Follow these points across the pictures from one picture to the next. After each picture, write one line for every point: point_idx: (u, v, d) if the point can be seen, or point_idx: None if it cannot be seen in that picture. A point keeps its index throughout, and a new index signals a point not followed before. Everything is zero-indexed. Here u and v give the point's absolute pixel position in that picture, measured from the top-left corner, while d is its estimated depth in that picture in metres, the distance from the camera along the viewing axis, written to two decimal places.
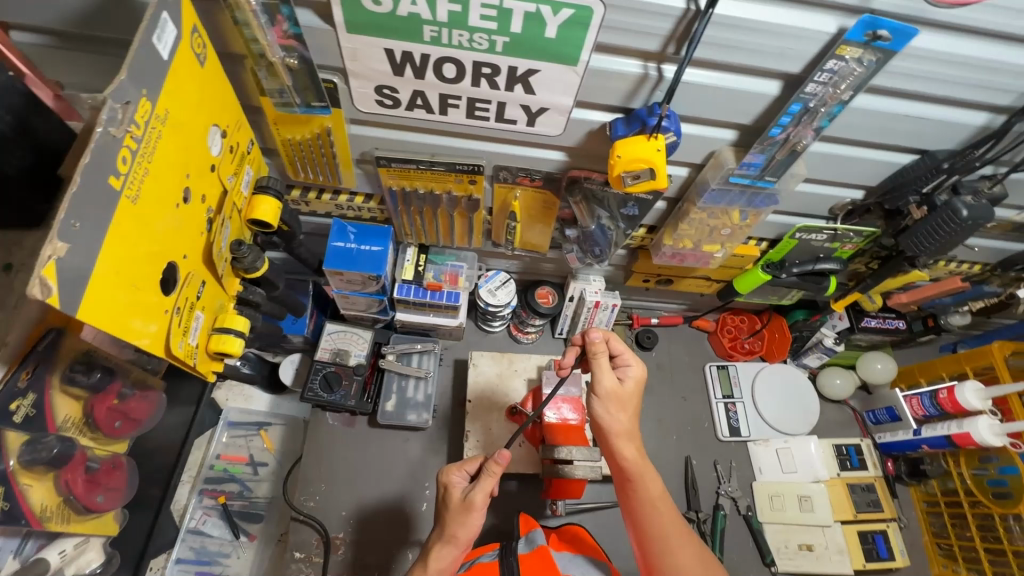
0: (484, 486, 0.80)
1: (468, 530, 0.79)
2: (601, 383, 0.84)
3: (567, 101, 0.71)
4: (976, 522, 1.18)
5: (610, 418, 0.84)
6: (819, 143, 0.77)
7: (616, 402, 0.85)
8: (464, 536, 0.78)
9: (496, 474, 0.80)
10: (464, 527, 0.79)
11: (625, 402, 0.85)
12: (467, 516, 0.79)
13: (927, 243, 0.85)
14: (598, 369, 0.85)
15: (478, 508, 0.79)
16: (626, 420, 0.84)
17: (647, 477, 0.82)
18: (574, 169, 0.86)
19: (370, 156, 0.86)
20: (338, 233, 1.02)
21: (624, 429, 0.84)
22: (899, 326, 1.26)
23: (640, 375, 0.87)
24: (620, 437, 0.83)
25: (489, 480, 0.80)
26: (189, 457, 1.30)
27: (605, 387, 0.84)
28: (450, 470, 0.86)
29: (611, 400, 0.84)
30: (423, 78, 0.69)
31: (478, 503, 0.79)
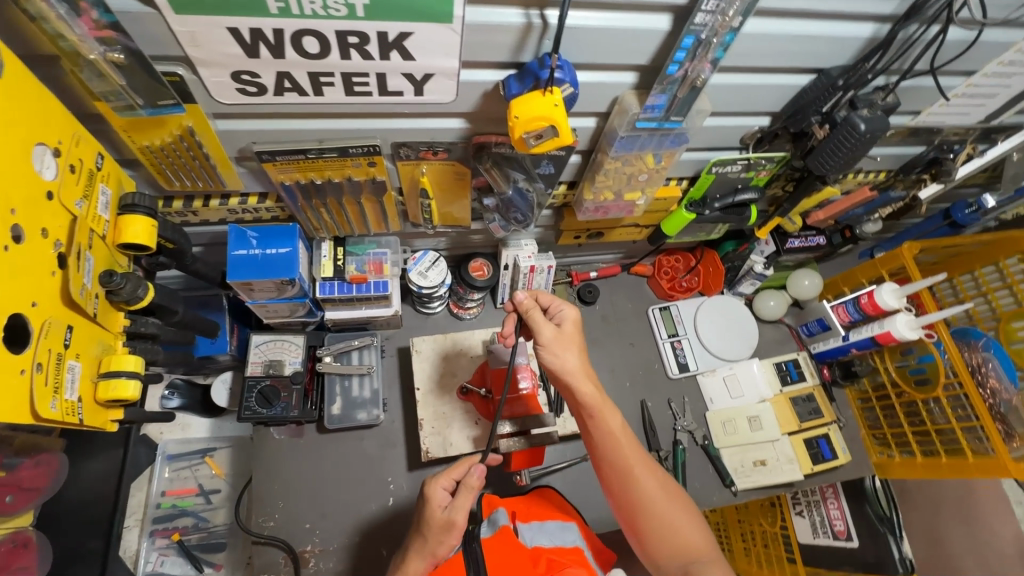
0: (465, 506, 0.85)
1: (445, 546, 0.85)
2: (542, 334, 0.83)
3: (452, 63, 0.65)
4: (903, 410, 1.28)
5: (561, 361, 0.83)
6: (719, 75, 0.75)
7: (563, 349, 0.83)
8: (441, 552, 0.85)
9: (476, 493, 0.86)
10: (443, 546, 0.85)
11: (569, 345, 0.84)
12: (447, 535, 0.85)
13: (832, 161, 0.86)
14: (536, 321, 0.84)
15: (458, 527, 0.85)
16: (578, 362, 0.83)
17: (606, 412, 0.83)
18: (478, 134, 0.80)
19: (250, 152, 0.77)
20: (237, 239, 0.92)
21: (577, 369, 0.83)
22: (820, 242, 1.29)
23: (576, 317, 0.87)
24: (575, 378, 0.82)
25: (467, 498, 0.86)
26: (131, 500, 1.22)
27: (546, 337, 0.83)
28: (434, 484, 0.88)
29: (558, 347, 0.83)
30: (284, 57, 0.61)
31: (459, 521, 0.85)
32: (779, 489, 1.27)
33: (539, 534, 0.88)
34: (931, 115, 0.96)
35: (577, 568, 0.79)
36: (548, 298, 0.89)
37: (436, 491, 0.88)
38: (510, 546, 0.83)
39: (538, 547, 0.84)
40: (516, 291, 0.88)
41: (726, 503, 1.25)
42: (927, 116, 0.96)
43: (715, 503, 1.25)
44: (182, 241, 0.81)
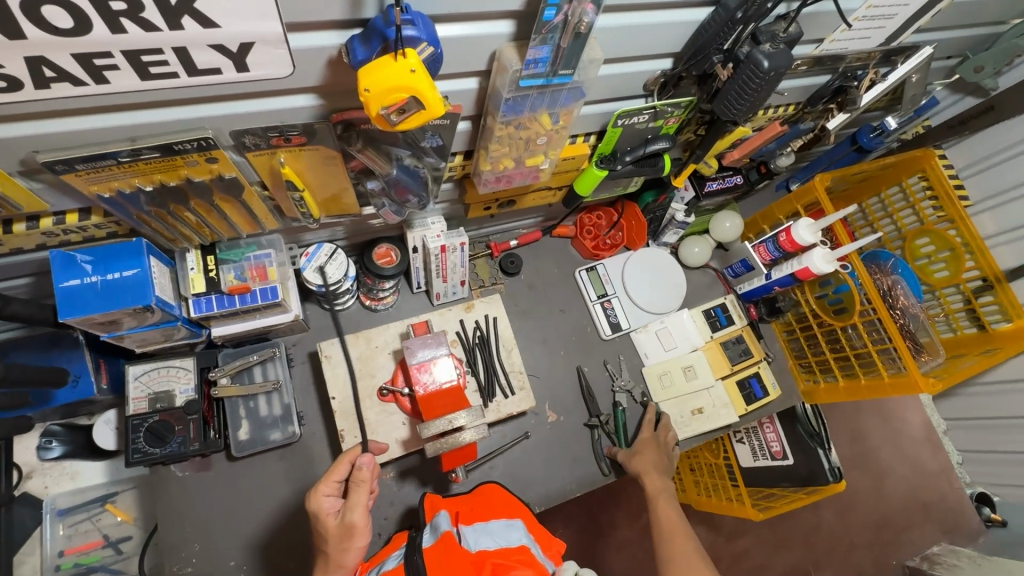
0: (359, 503, 0.78)
1: (354, 552, 0.78)
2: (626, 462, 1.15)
3: (271, 27, 0.51)
4: (824, 337, 1.32)
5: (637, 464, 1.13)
6: (607, 16, 0.65)
7: (643, 455, 1.14)
8: (350, 561, 0.78)
9: (366, 485, 0.80)
10: (349, 553, 0.77)
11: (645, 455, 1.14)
12: (349, 540, 0.78)
13: (739, 104, 0.80)
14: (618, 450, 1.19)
15: (360, 527, 0.78)
16: (649, 461, 1.12)
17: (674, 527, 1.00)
18: (338, 111, 0.67)
19: (38, 163, 0.60)
20: (65, 267, 0.75)
21: (651, 474, 1.10)
22: (737, 181, 1.28)
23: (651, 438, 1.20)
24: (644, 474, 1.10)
25: (360, 495, 0.79)
26: (24, 566, 1.08)
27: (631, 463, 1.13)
28: (319, 494, 0.80)
29: (639, 458, 1.13)
30: (23, 36, 0.45)
31: (359, 522, 0.78)
32: (717, 433, 1.29)
33: (483, 537, 0.81)
34: (834, 42, 0.91)
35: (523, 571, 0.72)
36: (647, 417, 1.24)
37: (322, 498, 0.80)
38: (452, 552, 0.76)
39: (483, 550, 0.77)
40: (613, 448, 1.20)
41: None
42: (831, 44, 0.91)
43: None
44: None
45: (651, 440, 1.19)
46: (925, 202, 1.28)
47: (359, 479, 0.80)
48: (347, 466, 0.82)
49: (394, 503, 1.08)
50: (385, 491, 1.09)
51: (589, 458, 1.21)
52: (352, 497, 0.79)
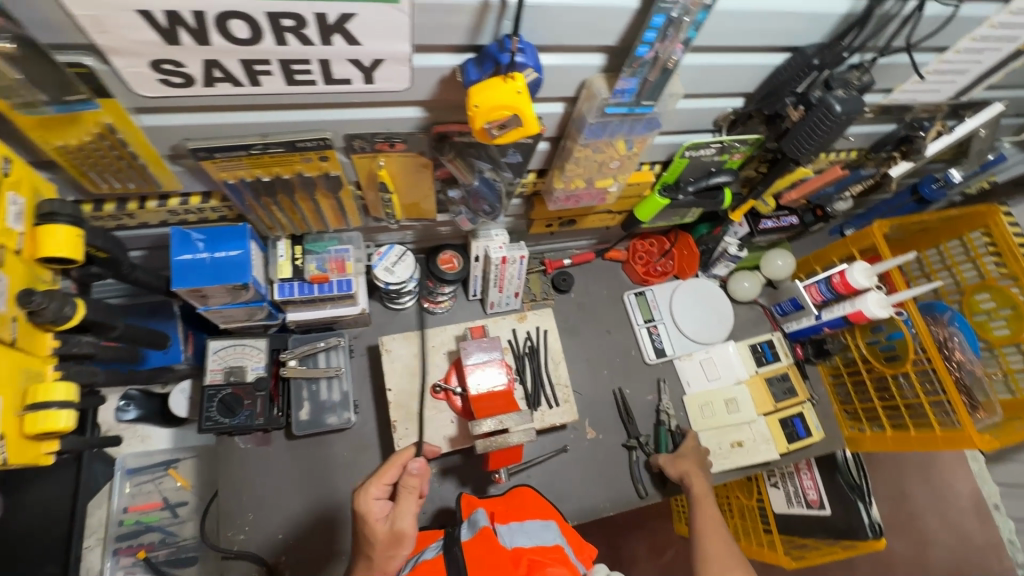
0: (408, 511, 0.82)
1: (399, 556, 0.82)
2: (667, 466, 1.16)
3: (403, 48, 0.58)
4: (873, 385, 1.31)
5: (679, 466, 1.14)
6: (692, 56, 0.71)
7: (686, 458, 1.16)
8: (394, 566, 0.82)
9: (415, 492, 0.84)
10: (394, 558, 0.82)
11: (687, 459, 1.15)
12: (396, 548, 0.82)
13: (807, 144, 0.84)
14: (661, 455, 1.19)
15: (407, 536, 0.82)
16: (693, 465, 1.14)
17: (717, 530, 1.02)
18: (438, 124, 0.75)
19: (185, 150, 0.70)
20: (181, 243, 0.85)
21: (695, 475, 1.12)
22: (792, 222, 1.30)
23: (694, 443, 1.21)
24: (688, 476, 1.11)
25: (410, 502, 0.83)
26: (90, 519, 1.14)
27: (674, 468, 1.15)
28: (369, 496, 0.83)
29: (682, 461, 1.15)
30: (209, 43, 0.54)
31: (407, 531, 0.81)
32: (755, 469, 1.28)
33: (519, 536, 0.84)
34: (904, 92, 0.94)
35: (557, 569, 0.74)
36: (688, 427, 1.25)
37: (373, 498, 0.84)
38: (491, 546, 0.78)
39: (519, 547, 0.79)
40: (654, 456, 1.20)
41: None
42: (900, 94, 0.94)
43: None
44: (116, 250, 0.74)
45: (695, 446, 1.20)
46: (987, 257, 1.26)
47: (409, 487, 0.83)
48: (398, 471, 0.86)
49: (433, 499, 1.12)
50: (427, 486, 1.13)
51: (625, 479, 1.22)
52: (401, 505, 0.83)
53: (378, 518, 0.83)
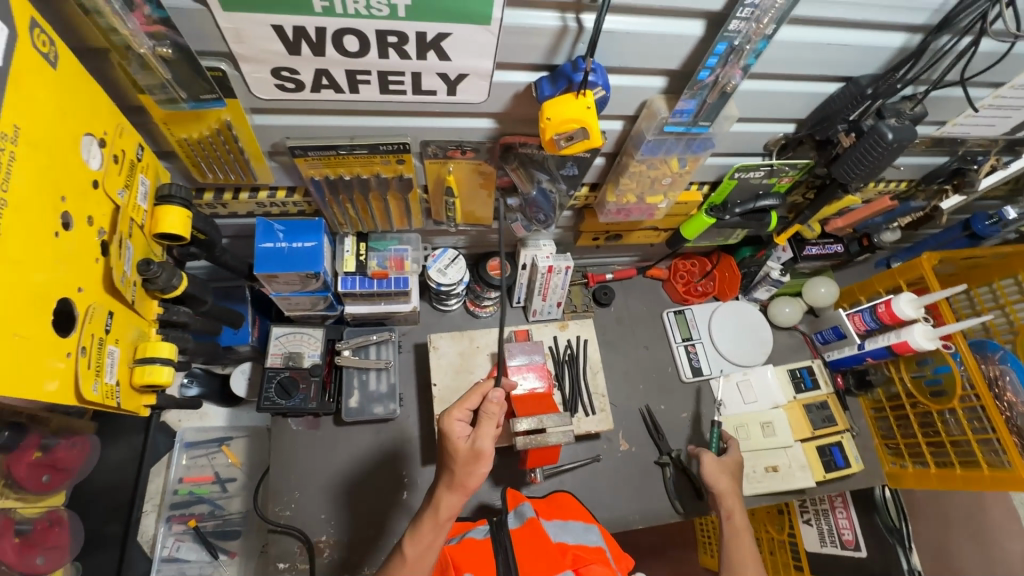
0: (489, 433, 0.81)
1: (477, 476, 0.81)
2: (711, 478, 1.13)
3: (487, 64, 0.65)
4: (917, 420, 1.27)
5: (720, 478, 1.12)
6: (748, 81, 0.76)
7: (728, 479, 1.13)
8: (474, 482, 0.81)
9: (495, 417, 0.82)
10: (473, 476, 0.80)
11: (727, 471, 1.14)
12: (475, 465, 0.81)
13: (857, 169, 0.86)
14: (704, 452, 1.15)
15: (486, 456, 0.81)
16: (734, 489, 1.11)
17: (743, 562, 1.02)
18: (507, 135, 0.81)
19: (283, 147, 0.78)
20: (264, 233, 0.93)
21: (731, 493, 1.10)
22: (837, 250, 1.30)
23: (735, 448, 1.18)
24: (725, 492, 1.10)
25: (490, 426, 0.82)
26: (149, 485, 1.23)
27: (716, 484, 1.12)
28: (450, 418, 0.83)
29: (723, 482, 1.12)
30: (323, 55, 0.62)
31: (487, 450, 0.80)
32: (790, 496, 1.27)
33: (562, 531, 0.88)
34: (956, 126, 0.96)
35: (600, 566, 0.79)
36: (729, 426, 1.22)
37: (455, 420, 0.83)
38: (538, 537, 0.82)
39: (563, 542, 0.84)
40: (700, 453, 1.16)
41: None
42: (953, 127, 0.96)
43: None
44: (213, 233, 0.82)
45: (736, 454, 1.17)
46: None
47: (489, 411, 0.82)
48: (477, 398, 0.86)
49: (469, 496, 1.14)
50: None
51: (656, 493, 1.23)
52: (482, 430, 0.82)
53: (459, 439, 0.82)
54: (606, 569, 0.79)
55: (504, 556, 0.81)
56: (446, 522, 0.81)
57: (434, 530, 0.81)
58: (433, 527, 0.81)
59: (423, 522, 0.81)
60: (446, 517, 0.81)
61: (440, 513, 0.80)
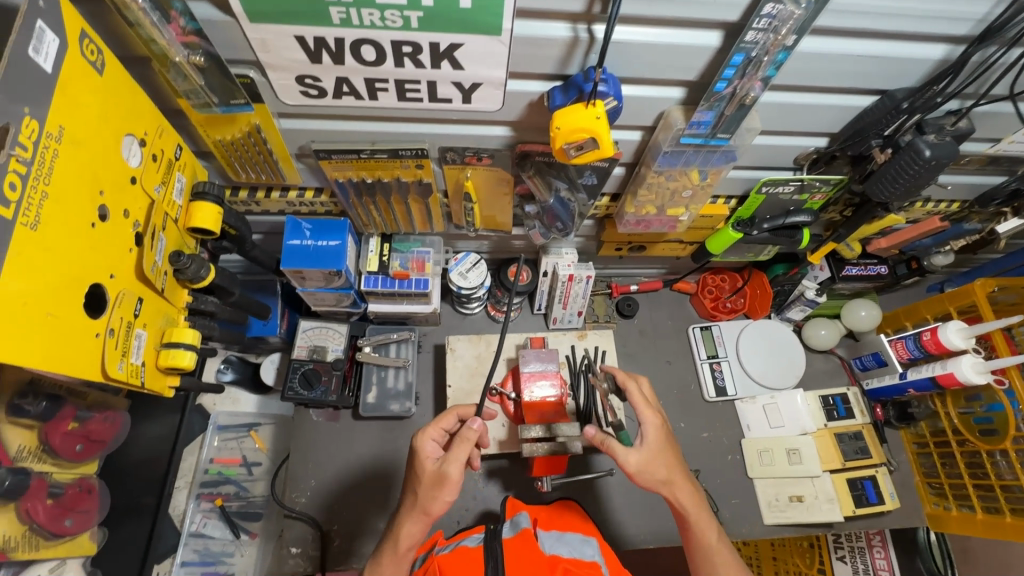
0: (457, 458, 0.81)
1: (441, 501, 0.83)
2: (629, 461, 0.88)
3: (500, 73, 0.67)
4: (964, 460, 1.17)
5: (652, 475, 0.89)
6: (772, 93, 0.73)
7: (657, 462, 0.88)
8: (435, 509, 0.83)
9: (467, 444, 0.82)
10: (436, 502, 0.82)
11: (659, 461, 0.89)
12: (439, 490, 0.82)
13: (893, 188, 0.83)
14: (619, 451, 0.88)
15: (451, 482, 0.81)
16: (668, 465, 0.89)
17: (704, 528, 0.90)
18: (523, 143, 0.82)
19: (309, 150, 0.82)
20: (293, 230, 0.98)
21: (676, 481, 0.90)
22: (881, 271, 1.24)
23: (659, 428, 0.90)
24: (668, 491, 0.90)
25: (461, 450, 0.82)
26: (184, 462, 1.31)
27: (634, 463, 0.88)
28: (423, 438, 0.87)
29: (653, 464, 0.88)
30: (343, 63, 0.65)
31: (452, 475, 0.81)
32: (816, 530, 1.20)
33: (558, 544, 0.85)
34: (1013, 143, 0.89)
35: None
36: (638, 400, 0.92)
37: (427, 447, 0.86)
38: (528, 549, 0.81)
39: (556, 555, 0.81)
40: (583, 430, 0.88)
41: (757, 536, 1.19)
42: (1009, 144, 0.89)
43: (744, 535, 1.19)
44: (244, 229, 0.88)
45: (663, 431, 0.90)
46: None
47: (465, 436, 0.82)
48: (455, 418, 0.94)
49: (476, 499, 1.14)
50: (471, 485, 1.15)
51: None
52: (451, 457, 0.82)
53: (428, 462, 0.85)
54: None
55: (493, 564, 0.79)
56: (407, 551, 0.84)
57: (396, 560, 0.84)
58: (393, 554, 0.84)
59: (388, 550, 0.85)
60: (405, 547, 0.84)
61: (400, 541, 0.84)
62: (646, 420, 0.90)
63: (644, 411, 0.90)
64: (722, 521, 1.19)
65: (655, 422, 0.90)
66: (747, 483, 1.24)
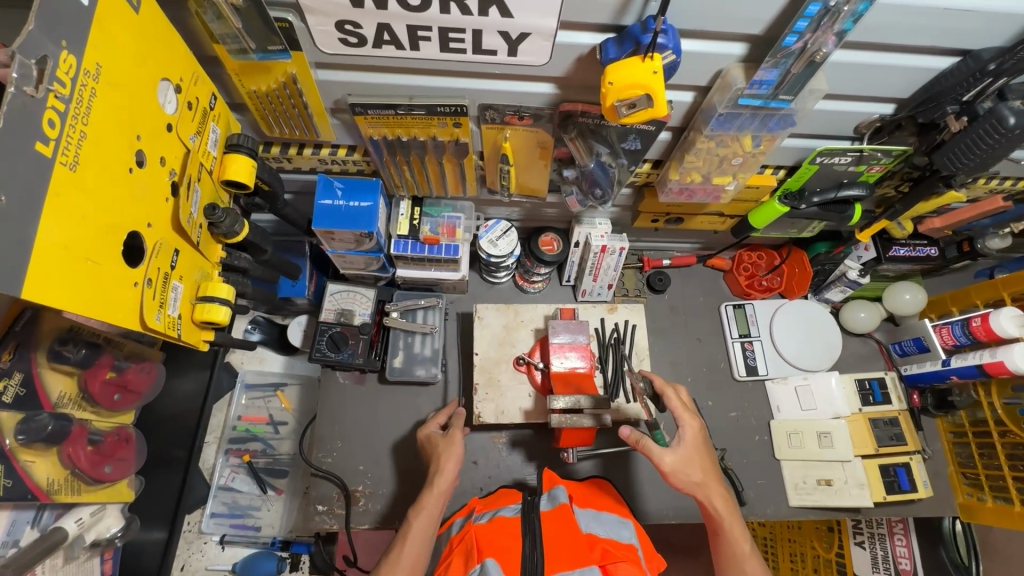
0: (458, 424, 1.02)
1: (457, 453, 0.97)
2: (664, 463, 0.87)
3: (550, 23, 0.62)
4: (1004, 451, 1.13)
5: (687, 477, 0.88)
6: (842, 52, 0.67)
7: (693, 463, 0.88)
8: (456, 453, 0.96)
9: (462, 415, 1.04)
10: (452, 450, 0.97)
11: (695, 462, 0.89)
12: (451, 444, 0.98)
13: (964, 159, 0.77)
14: (654, 451, 0.88)
15: (459, 437, 0.99)
16: (703, 468, 0.89)
17: (737, 534, 0.88)
18: (567, 102, 0.78)
19: (344, 104, 0.80)
20: (324, 189, 0.96)
21: (710, 485, 0.89)
22: (931, 253, 1.18)
23: (697, 431, 0.90)
24: (702, 494, 0.88)
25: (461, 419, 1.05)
26: (213, 419, 1.34)
27: (670, 465, 0.87)
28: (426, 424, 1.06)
29: (689, 466, 0.88)
30: (386, 8, 0.61)
31: (457, 434, 1.00)
32: (843, 514, 1.18)
33: (594, 523, 0.83)
34: None
35: (629, 566, 0.72)
36: (677, 406, 0.92)
37: (430, 426, 1.06)
38: (567, 525, 0.79)
39: (593, 534, 0.79)
40: (620, 431, 0.88)
41: (782, 518, 1.18)
42: None
43: (769, 515, 1.17)
44: (276, 186, 0.86)
45: (700, 435, 0.90)
46: None
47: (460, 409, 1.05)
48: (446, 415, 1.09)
49: (499, 467, 1.14)
50: (495, 454, 1.15)
51: None
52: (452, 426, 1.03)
53: (436, 432, 1.03)
54: (635, 569, 0.72)
55: (531, 540, 0.77)
56: (444, 494, 0.92)
57: (435, 500, 0.91)
58: (431, 492, 0.91)
59: (424, 494, 0.92)
60: (440, 487, 0.92)
61: (435, 483, 0.92)
62: (684, 423, 0.90)
63: (684, 413, 0.91)
64: (746, 500, 1.18)
65: (693, 426, 0.90)
66: (774, 464, 1.22)
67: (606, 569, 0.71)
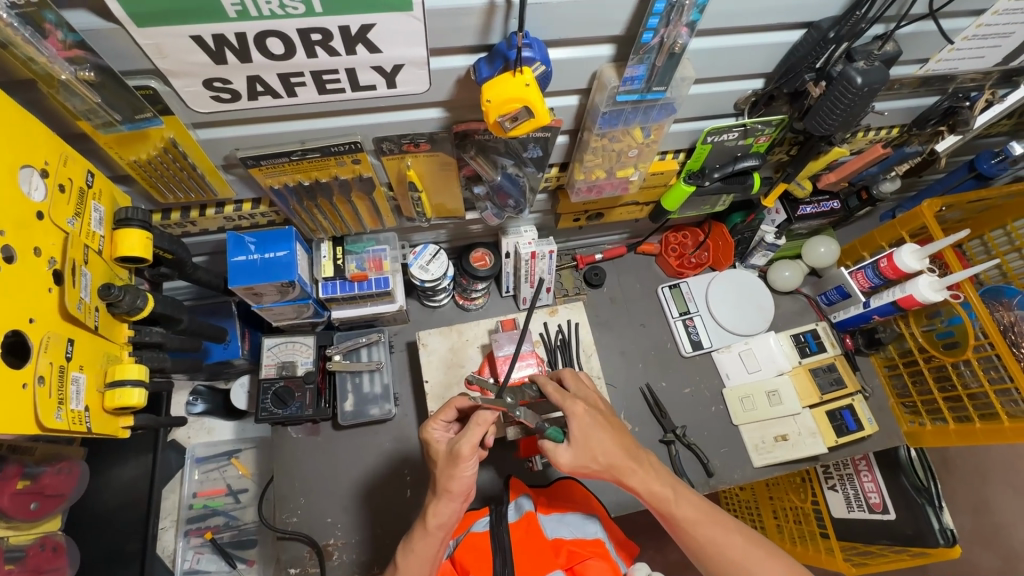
0: (471, 438, 0.75)
1: (461, 479, 0.76)
2: (561, 460, 0.82)
3: (420, 52, 0.63)
4: (932, 375, 1.22)
5: (591, 464, 0.81)
6: (699, 40, 0.72)
7: (590, 451, 0.81)
8: (458, 486, 0.77)
9: (483, 427, 0.76)
10: (456, 479, 0.76)
11: (593, 447, 0.81)
12: (455, 468, 0.76)
13: (830, 120, 0.82)
14: (551, 450, 0.83)
15: (466, 459, 0.76)
16: (600, 450, 0.81)
17: (660, 492, 0.82)
18: (458, 123, 0.80)
19: (235, 159, 0.78)
20: (236, 246, 0.93)
21: (620, 463, 0.82)
22: (834, 206, 1.25)
23: (581, 413, 0.82)
24: (613, 471, 0.82)
25: (477, 432, 0.76)
26: (166, 502, 1.27)
27: (566, 459, 0.82)
28: (429, 426, 0.85)
29: (590, 453, 0.81)
30: (250, 60, 0.61)
31: (465, 453, 0.75)
32: (802, 464, 1.24)
33: (560, 526, 0.85)
34: (941, 61, 0.90)
35: (597, 562, 0.77)
36: (553, 394, 0.84)
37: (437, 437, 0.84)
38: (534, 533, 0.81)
39: (559, 537, 0.82)
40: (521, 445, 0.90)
41: (749, 480, 1.22)
42: (936, 64, 0.90)
43: (736, 480, 1.22)
44: (180, 252, 0.82)
45: (590, 416, 0.82)
46: None
47: (481, 417, 0.76)
48: (454, 410, 0.86)
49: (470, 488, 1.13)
50: None
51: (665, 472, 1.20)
52: (461, 449, 0.75)
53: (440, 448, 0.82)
54: (604, 564, 0.77)
55: (502, 557, 0.77)
56: (438, 529, 0.78)
57: (427, 539, 0.78)
58: (421, 531, 0.78)
59: (417, 529, 0.79)
60: (435, 526, 0.77)
61: (430, 519, 0.77)
62: (569, 412, 0.82)
63: (565, 402, 0.83)
64: (713, 471, 1.21)
65: (578, 411, 0.82)
66: (733, 431, 1.26)
67: (573, 569, 0.77)
